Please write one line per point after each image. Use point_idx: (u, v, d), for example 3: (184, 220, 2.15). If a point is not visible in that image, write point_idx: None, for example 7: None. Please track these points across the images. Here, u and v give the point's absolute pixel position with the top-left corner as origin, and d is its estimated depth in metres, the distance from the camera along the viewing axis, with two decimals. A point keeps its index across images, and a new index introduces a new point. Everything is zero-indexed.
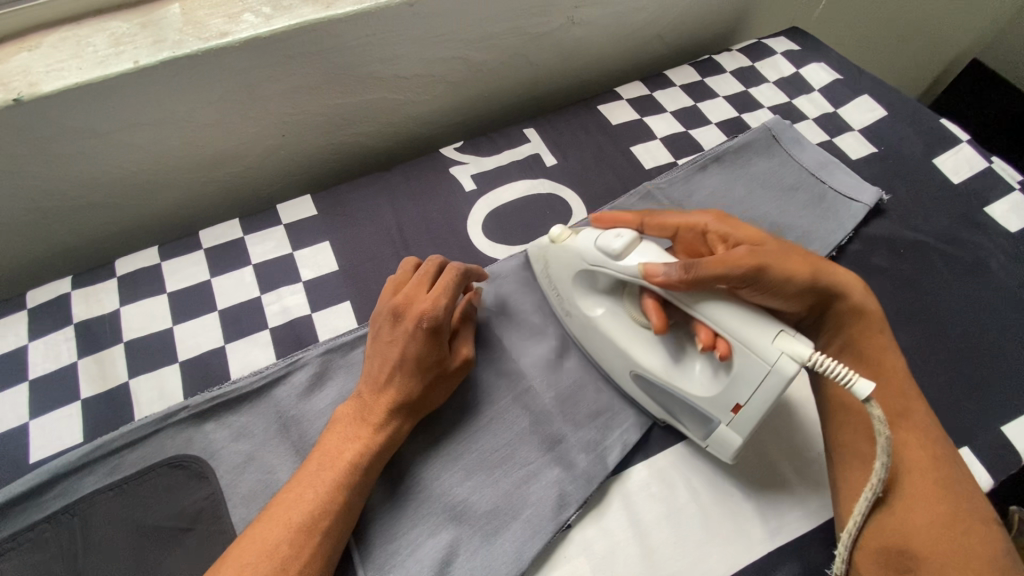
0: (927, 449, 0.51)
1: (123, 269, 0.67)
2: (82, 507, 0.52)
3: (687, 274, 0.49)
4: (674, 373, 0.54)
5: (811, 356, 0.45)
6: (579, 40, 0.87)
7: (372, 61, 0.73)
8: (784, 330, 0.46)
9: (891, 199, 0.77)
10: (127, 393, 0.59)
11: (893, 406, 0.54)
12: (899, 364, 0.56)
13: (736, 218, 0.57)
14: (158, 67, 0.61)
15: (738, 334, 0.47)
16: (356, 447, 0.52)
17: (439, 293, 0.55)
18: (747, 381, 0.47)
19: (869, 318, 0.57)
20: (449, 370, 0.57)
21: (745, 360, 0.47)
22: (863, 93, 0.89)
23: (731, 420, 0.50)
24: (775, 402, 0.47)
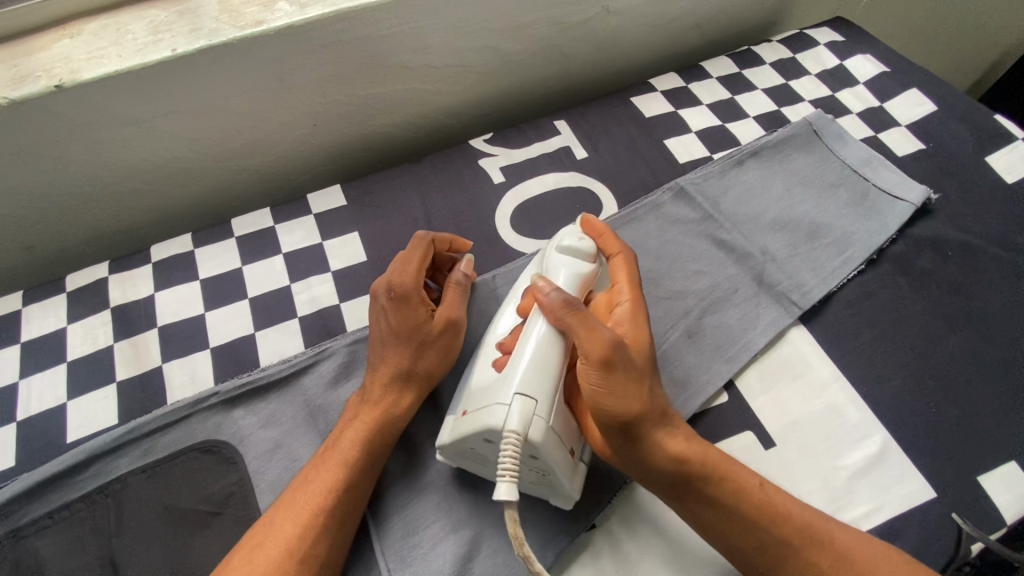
0: (830, 561, 0.46)
1: (158, 255, 0.69)
2: (116, 487, 0.53)
3: (562, 309, 0.50)
4: (471, 369, 0.55)
5: (506, 432, 0.45)
6: (614, 29, 0.84)
7: (402, 51, 0.72)
8: (531, 399, 0.47)
9: (939, 198, 0.73)
10: (160, 377, 0.60)
11: (766, 544, 0.47)
12: (761, 490, 0.49)
13: (643, 318, 0.54)
14: (196, 55, 0.61)
15: (523, 363, 0.49)
16: (359, 425, 0.53)
17: (406, 266, 0.57)
18: (483, 400, 0.49)
19: (711, 462, 0.49)
20: (431, 334, 0.56)
21: (497, 391, 0.48)
22: (912, 86, 0.85)
23: (456, 419, 0.51)
24: (475, 437, 0.48)
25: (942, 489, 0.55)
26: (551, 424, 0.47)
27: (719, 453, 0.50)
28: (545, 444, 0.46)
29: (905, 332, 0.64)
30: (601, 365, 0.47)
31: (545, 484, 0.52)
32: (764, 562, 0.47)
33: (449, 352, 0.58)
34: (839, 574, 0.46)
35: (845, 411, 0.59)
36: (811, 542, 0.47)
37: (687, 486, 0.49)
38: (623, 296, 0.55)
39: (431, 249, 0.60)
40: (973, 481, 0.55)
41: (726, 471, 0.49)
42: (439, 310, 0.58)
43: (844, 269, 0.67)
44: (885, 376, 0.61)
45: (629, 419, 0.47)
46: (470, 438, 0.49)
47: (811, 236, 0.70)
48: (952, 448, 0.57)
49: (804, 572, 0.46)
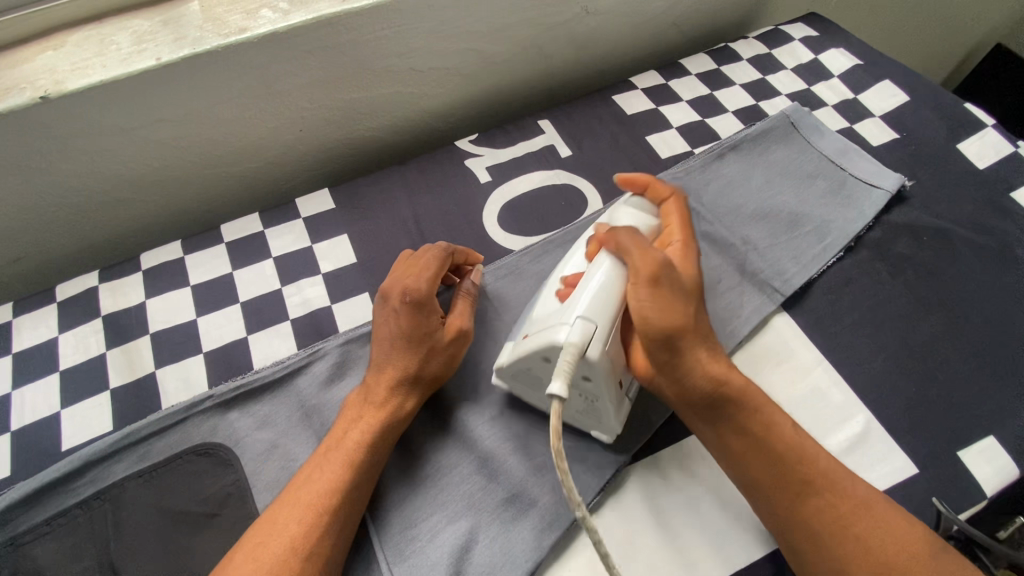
0: (847, 504, 0.47)
1: (148, 263, 0.69)
2: (112, 493, 0.53)
3: (620, 238, 0.53)
4: (535, 302, 0.57)
5: (568, 343, 0.48)
6: (594, 29, 0.86)
7: (386, 55, 0.73)
8: (591, 322, 0.49)
9: (913, 185, 0.75)
10: (154, 383, 0.61)
11: (791, 477, 0.48)
12: (793, 432, 0.50)
13: (698, 261, 0.56)
14: (180, 63, 0.62)
15: (586, 290, 0.51)
16: (362, 426, 0.54)
17: (422, 273, 0.58)
18: (546, 323, 0.52)
19: (749, 394, 0.51)
20: (441, 341, 0.57)
21: (561, 313, 0.51)
22: (884, 78, 0.87)
23: (517, 343, 0.54)
24: (538, 355, 0.51)
25: (923, 464, 0.57)
26: (607, 349, 0.50)
27: (760, 392, 0.51)
28: (600, 365, 0.49)
29: (884, 315, 0.66)
30: (651, 284, 0.50)
31: (592, 414, 0.55)
32: (786, 496, 0.48)
33: (455, 361, 0.59)
34: (855, 519, 0.47)
35: (828, 393, 0.61)
36: (832, 486, 0.48)
37: (722, 411, 0.50)
38: (672, 239, 0.58)
39: (448, 260, 0.61)
40: (953, 456, 0.57)
41: (761, 405, 0.50)
42: (449, 319, 0.59)
43: (824, 256, 0.69)
44: (866, 359, 0.63)
45: (672, 335, 0.49)
46: (526, 360, 0.53)
47: (791, 225, 0.72)
48: (931, 425, 0.59)
49: (823, 511, 0.47)
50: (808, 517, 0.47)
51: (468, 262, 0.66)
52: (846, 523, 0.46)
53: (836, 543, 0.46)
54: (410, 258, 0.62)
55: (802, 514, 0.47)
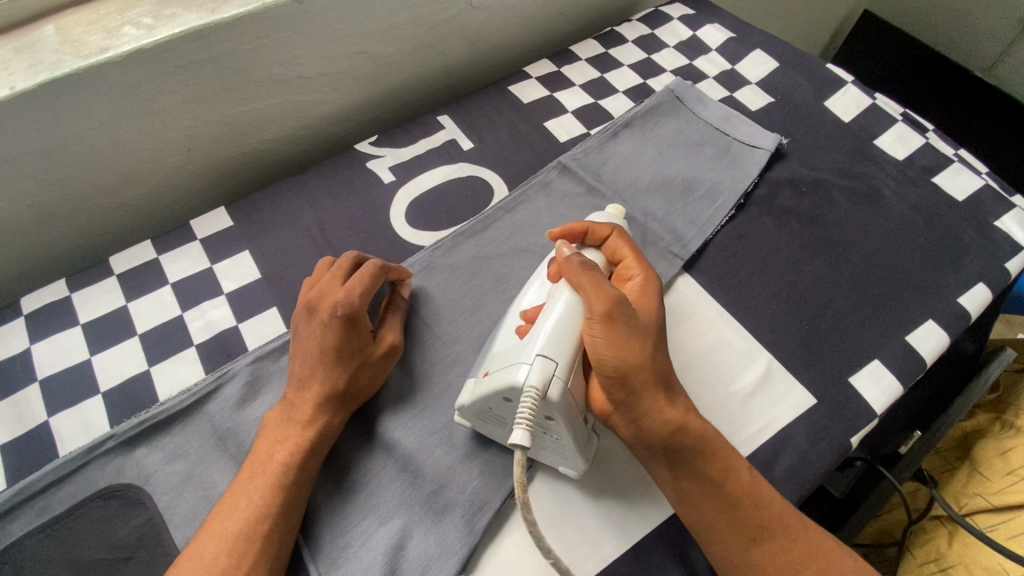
0: (797, 546, 0.49)
1: (30, 306, 0.64)
2: (9, 555, 0.50)
3: (582, 268, 0.53)
4: (494, 337, 0.56)
5: (532, 389, 0.47)
6: (482, 23, 0.88)
7: (269, 64, 0.72)
8: (555, 363, 0.48)
9: (790, 143, 0.82)
10: (48, 432, 0.57)
11: (746, 521, 0.49)
12: (751, 478, 0.51)
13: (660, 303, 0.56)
14: (38, 90, 0.58)
15: (546, 328, 0.51)
16: (287, 447, 0.53)
17: (356, 288, 0.56)
18: (509, 359, 0.51)
19: (707, 438, 0.51)
20: (371, 357, 0.57)
21: (522, 349, 0.50)
22: (756, 47, 0.93)
23: (477, 379, 0.53)
24: (498, 391, 0.49)
25: (819, 394, 0.61)
26: (568, 386, 0.49)
27: (712, 431, 0.52)
28: (561, 402, 0.48)
29: (775, 264, 0.70)
30: (605, 320, 0.50)
31: (557, 451, 0.53)
32: (744, 541, 0.49)
33: (382, 376, 0.59)
34: (805, 561, 0.49)
35: (732, 341, 0.65)
36: (788, 529, 0.49)
37: (677, 454, 0.50)
38: (633, 272, 0.58)
39: (381, 274, 0.60)
40: (845, 383, 0.62)
41: (718, 449, 0.51)
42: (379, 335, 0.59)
43: (716, 217, 0.73)
44: (763, 306, 0.67)
45: (627, 375, 0.49)
46: (484, 401, 0.51)
47: (685, 191, 0.76)
48: (824, 357, 0.64)
49: (780, 553, 0.49)
50: (763, 561, 0.48)
51: (401, 277, 0.64)
52: (797, 565, 0.49)
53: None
54: (338, 268, 0.60)
55: (758, 560, 0.49)
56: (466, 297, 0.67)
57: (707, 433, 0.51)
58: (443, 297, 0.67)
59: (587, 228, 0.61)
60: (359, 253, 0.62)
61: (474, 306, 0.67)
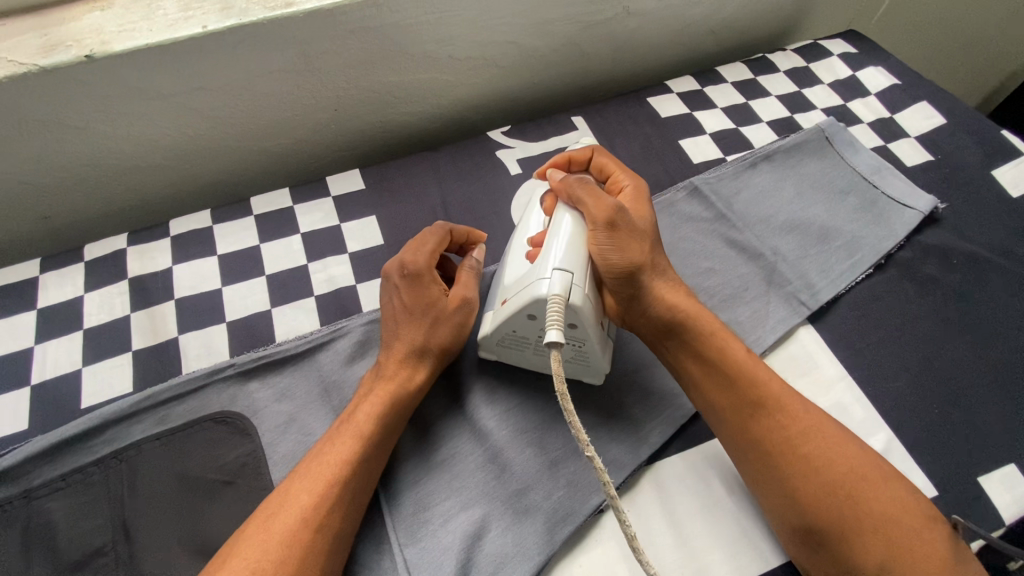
0: (796, 425, 0.50)
1: (176, 229, 0.69)
2: (129, 454, 0.53)
3: (571, 187, 0.57)
4: (506, 266, 0.59)
5: (551, 296, 0.49)
6: (634, 31, 0.86)
7: (428, 40, 0.73)
8: (568, 273, 0.51)
9: (946, 208, 0.75)
10: (176, 348, 0.61)
11: (743, 401, 0.52)
12: (746, 360, 0.53)
13: (648, 204, 0.59)
14: (225, 33, 0.62)
15: (553, 246, 0.53)
16: (371, 398, 0.53)
17: (421, 247, 0.57)
18: (525, 279, 0.54)
19: (704, 324, 0.55)
20: (446, 311, 0.56)
21: (534, 269, 0.53)
22: (922, 99, 0.87)
23: (495, 309, 0.57)
24: (521, 307, 0.52)
25: (942, 488, 0.56)
26: (587, 294, 0.52)
27: (709, 318, 0.55)
28: (585, 309, 0.51)
29: (910, 336, 0.65)
30: (603, 228, 0.54)
31: (580, 360, 0.56)
32: (741, 417, 0.51)
33: (462, 333, 0.58)
34: (805, 439, 0.49)
35: (850, 408, 0.60)
36: (782, 409, 0.51)
37: (680, 336, 0.54)
38: (624, 179, 0.60)
39: (449, 235, 0.60)
40: (973, 481, 0.56)
41: (715, 334, 0.54)
42: (454, 289, 0.58)
43: (852, 273, 0.69)
44: (890, 378, 0.62)
45: (636, 271, 0.53)
46: (504, 325, 0.55)
47: (820, 239, 0.71)
48: (951, 448, 0.58)
49: (777, 429, 0.50)
50: (760, 434, 0.50)
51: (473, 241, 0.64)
52: (794, 441, 0.49)
53: (783, 460, 0.49)
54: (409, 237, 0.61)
55: (753, 434, 0.51)
56: None
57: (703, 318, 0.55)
58: None
59: (567, 156, 0.62)
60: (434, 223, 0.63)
61: None
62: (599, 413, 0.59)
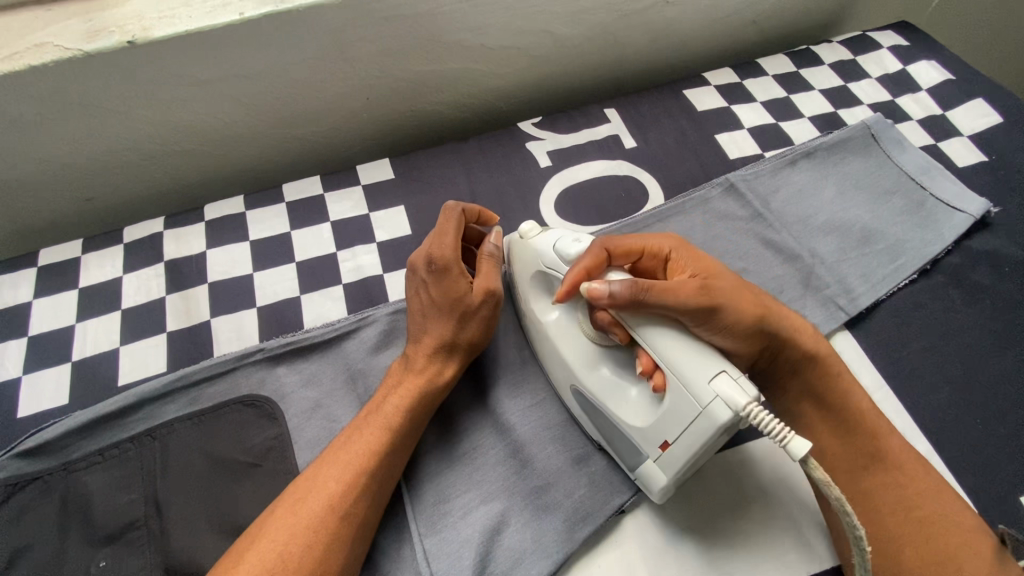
0: (912, 488, 0.49)
1: (211, 214, 0.71)
2: (162, 432, 0.55)
3: (632, 294, 0.47)
4: (617, 408, 0.51)
5: (747, 407, 0.42)
6: (672, 20, 0.83)
7: (461, 29, 0.72)
8: (724, 370, 0.44)
9: (999, 212, 0.71)
10: (208, 331, 0.62)
11: (862, 454, 0.51)
12: (865, 405, 0.53)
13: (701, 252, 0.55)
14: (262, 20, 0.62)
15: (678, 368, 0.45)
16: (399, 391, 0.53)
17: (444, 239, 0.56)
18: (678, 415, 0.46)
19: (819, 367, 0.53)
20: (472, 305, 0.55)
21: (681, 394, 0.45)
22: (977, 96, 0.82)
23: (657, 458, 0.48)
24: (705, 445, 0.45)
25: (982, 508, 0.54)
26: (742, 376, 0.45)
27: (827, 353, 0.54)
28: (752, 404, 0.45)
29: (953, 346, 0.62)
30: (709, 311, 0.48)
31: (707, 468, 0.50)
32: (855, 471, 0.51)
33: (489, 326, 0.57)
34: (915, 500, 0.49)
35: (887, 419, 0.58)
36: (899, 466, 0.50)
37: (805, 380, 0.54)
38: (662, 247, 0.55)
39: (462, 214, 0.59)
40: (1015, 502, 0.54)
41: (835, 369, 0.54)
42: (477, 279, 0.56)
43: (895, 277, 0.66)
44: (931, 389, 0.60)
45: (760, 325, 0.51)
46: (686, 469, 0.47)
47: (861, 241, 0.68)
48: (994, 466, 0.56)
49: (886, 485, 0.50)
50: (873, 492, 0.50)
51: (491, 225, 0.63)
52: (904, 500, 0.49)
53: (890, 521, 0.48)
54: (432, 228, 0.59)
55: (863, 488, 0.51)
56: None
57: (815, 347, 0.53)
58: None
59: (584, 269, 0.51)
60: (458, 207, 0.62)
61: None
62: None
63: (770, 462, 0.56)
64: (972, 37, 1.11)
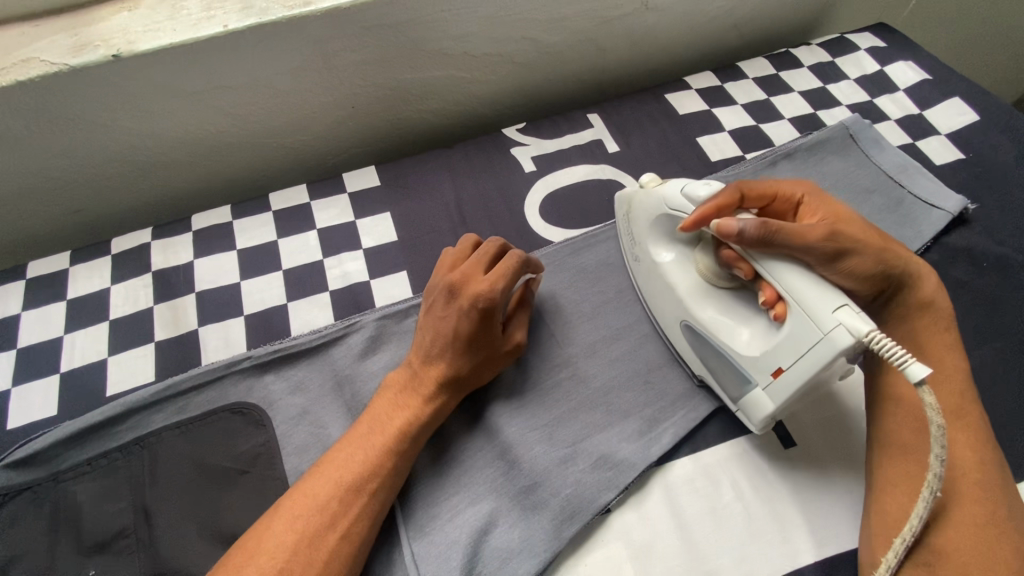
0: (978, 451, 0.49)
1: (198, 224, 0.71)
2: (150, 441, 0.55)
3: (764, 232, 0.48)
4: (729, 339, 0.53)
5: (870, 335, 0.43)
6: (652, 26, 0.85)
7: (443, 38, 0.73)
8: (847, 304, 0.45)
9: (977, 209, 0.72)
10: (196, 340, 0.63)
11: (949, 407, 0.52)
12: (960, 367, 0.53)
13: (833, 199, 0.57)
14: (246, 33, 0.63)
15: (801, 297, 0.47)
16: (406, 414, 0.53)
17: (498, 279, 0.55)
18: (794, 346, 0.47)
19: (931, 317, 0.55)
20: (500, 352, 0.57)
21: (802, 323, 0.47)
22: (954, 95, 0.83)
23: (768, 386, 0.50)
24: (818, 375, 0.47)
25: None
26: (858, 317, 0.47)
27: (940, 304, 0.55)
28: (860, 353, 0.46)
29: None
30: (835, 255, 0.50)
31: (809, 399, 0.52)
32: None
33: (500, 368, 0.59)
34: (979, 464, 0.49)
35: None
36: (973, 431, 0.51)
37: (911, 329, 0.55)
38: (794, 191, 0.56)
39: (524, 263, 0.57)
40: None
41: (947, 322, 0.55)
42: (510, 331, 0.59)
43: None
44: None
45: (881, 269, 0.53)
46: (792, 399, 0.49)
47: None
48: None
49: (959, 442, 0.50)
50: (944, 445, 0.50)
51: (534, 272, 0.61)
52: (968, 458, 0.49)
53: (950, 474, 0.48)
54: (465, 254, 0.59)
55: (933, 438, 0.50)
56: (584, 302, 0.66)
57: (919, 289, 0.55)
58: (558, 298, 0.66)
59: (715, 205, 0.53)
60: (502, 240, 0.60)
61: (591, 312, 0.65)
62: (608, 412, 0.59)
63: (753, 459, 0.56)
64: (949, 37, 1.12)
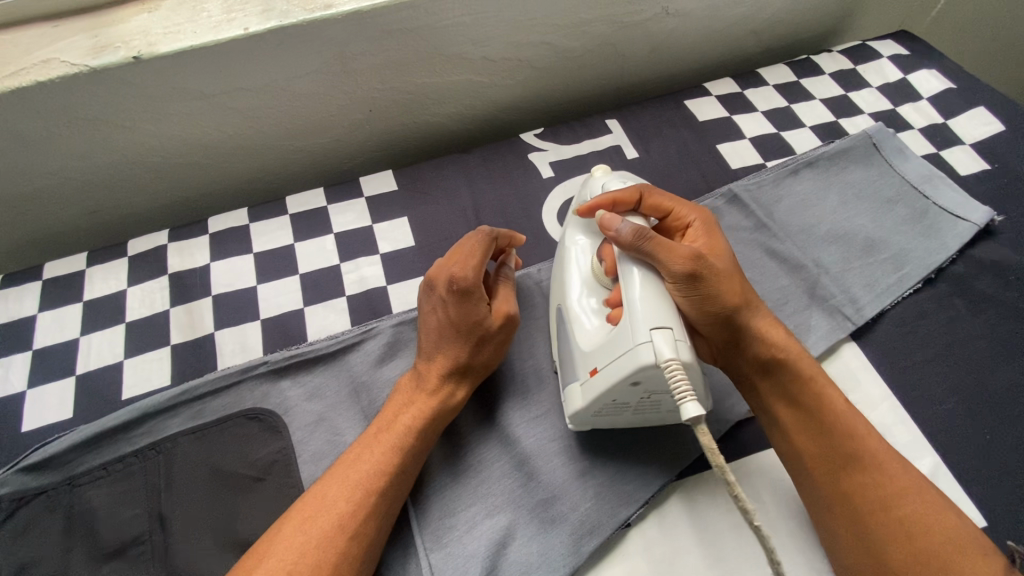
0: (890, 485, 0.48)
1: (214, 227, 0.71)
2: (166, 446, 0.55)
3: (634, 236, 0.50)
4: (575, 332, 0.53)
5: (667, 361, 0.44)
6: (672, 31, 0.84)
7: (462, 42, 0.73)
8: (667, 329, 0.45)
9: (1003, 221, 0.71)
10: (212, 343, 0.62)
11: (840, 453, 0.50)
12: (839, 402, 0.52)
13: (719, 234, 0.58)
14: (266, 35, 0.62)
15: (630, 307, 0.48)
16: (412, 410, 0.53)
17: (468, 262, 0.55)
18: (610, 350, 0.48)
19: (802, 364, 0.53)
20: (490, 330, 0.55)
21: (623, 330, 0.47)
22: (979, 104, 0.82)
23: (584, 381, 0.51)
24: (618, 385, 0.47)
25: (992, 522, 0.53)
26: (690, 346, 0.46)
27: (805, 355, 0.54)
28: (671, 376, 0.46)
29: (959, 356, 0.62)
30: (687, 278, 0.50)
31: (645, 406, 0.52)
32: (834, 471, 0.49)
33: (505, 346, 0.57)
34: (900, 500, 0.47)
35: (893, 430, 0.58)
36: (880, 466, 0.49)
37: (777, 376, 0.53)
38: (688, 218, 0.58)
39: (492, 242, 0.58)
40: None
41: (816, 373, 0.53)
42: (496, 303, 0.56)
43: (899, 287, 0.66)
44: (937, 399, 0.59)
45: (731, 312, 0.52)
46: (600, 400, 0.49)
47: (866, 251, 0.68)
48: (1005, 478, 0.55)
49: (869, 485, 0.48)
50: (852, 492, 0.48)
51: (510, 243, 0.62)
52: (886, 500, 0.47)
53: (876, 522, 0.47)
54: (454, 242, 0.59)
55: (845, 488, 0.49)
56: None
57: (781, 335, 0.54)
58: None
59: (612, 198, 0.57)
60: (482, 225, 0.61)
61: None
62: None
63: (776, 473, 0.55)
64: (971, 45, 1.11)
